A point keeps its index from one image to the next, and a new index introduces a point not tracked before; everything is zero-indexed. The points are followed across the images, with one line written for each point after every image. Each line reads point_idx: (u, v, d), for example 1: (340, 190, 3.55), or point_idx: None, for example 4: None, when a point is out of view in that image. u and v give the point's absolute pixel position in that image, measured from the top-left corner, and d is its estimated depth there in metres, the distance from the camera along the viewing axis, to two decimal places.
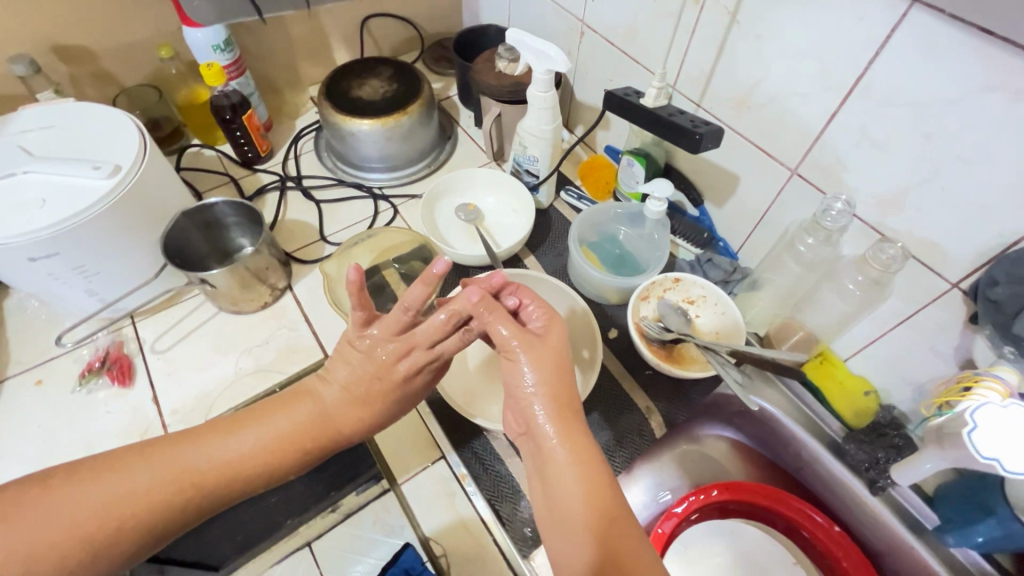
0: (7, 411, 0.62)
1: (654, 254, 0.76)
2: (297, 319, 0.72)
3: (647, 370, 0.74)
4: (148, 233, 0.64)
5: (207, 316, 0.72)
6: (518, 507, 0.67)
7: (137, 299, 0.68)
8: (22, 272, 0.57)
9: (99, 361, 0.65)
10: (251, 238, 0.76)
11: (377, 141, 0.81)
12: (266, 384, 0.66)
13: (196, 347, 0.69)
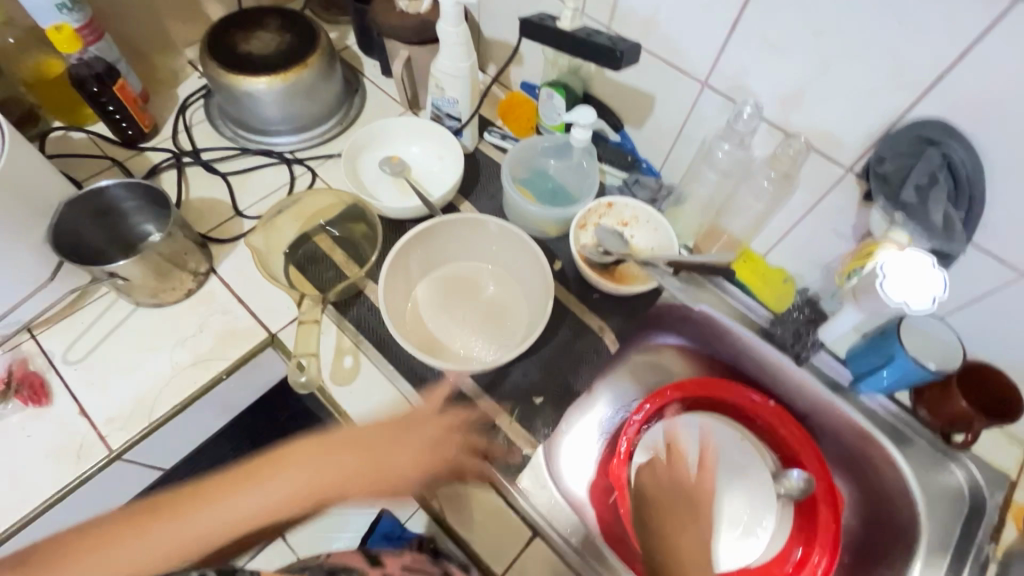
0: None
1: (585, 184, 0.75)
2: (228, 302, 0.67)
3: (595, 294, 0.73)
4: (30, 230, 0.56)
5: (123, 315, 0.65)
6: (497, 440, 0.63)
7: (35, 306, 0.60)
8: None
9: (3, 383, 0.59)
10: (149, 221, 0.66)
11: (278, 101, 0.74)
12: (209, 373, 0.62)
13: (117, 348, 0.63)
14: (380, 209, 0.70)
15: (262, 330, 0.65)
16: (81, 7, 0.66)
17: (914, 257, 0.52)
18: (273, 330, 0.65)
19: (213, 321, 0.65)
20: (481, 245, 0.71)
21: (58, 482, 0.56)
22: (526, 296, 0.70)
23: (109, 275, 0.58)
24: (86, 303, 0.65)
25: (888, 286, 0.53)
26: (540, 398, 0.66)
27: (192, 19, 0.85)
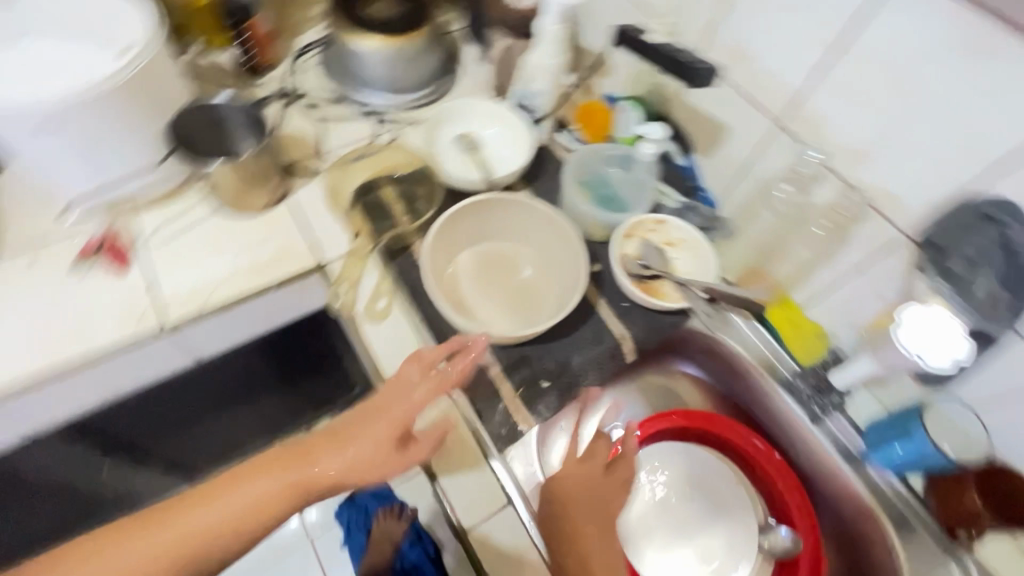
0: (14, 285, 0.66)
1: (640, 197, 0.78)
2: (289, 227, 0.73)
3: (624, 302, 0.72)
4: (153, 121, 0.66)
5: (203, 214, 0.72)
6: (496, 408, 0.66)
7: (139, 186, 0.70)
8: (35, 144, 0.60)
9: (95, 246, 0.68)
10: (231, 134, 0.70)
11: (384, 62, 0.81)
12: (263, 281, 0.70)
13: (191, 241, 0.71)
14: (446, 177, 0.76)
15: (312, 257, 0.71)
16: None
17: (930, 311, 0.54)
18: (324, 259, 0.72)
19: (273, 239, 0.72)
20: (528, 234, 0.75)
21: (117, 337, 0.65)
22: (557, 288, 0.72)
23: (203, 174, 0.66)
24: (177, 195, 0.73)
25: (903, 336, 0.55)
26: (545, 383, 0.68)
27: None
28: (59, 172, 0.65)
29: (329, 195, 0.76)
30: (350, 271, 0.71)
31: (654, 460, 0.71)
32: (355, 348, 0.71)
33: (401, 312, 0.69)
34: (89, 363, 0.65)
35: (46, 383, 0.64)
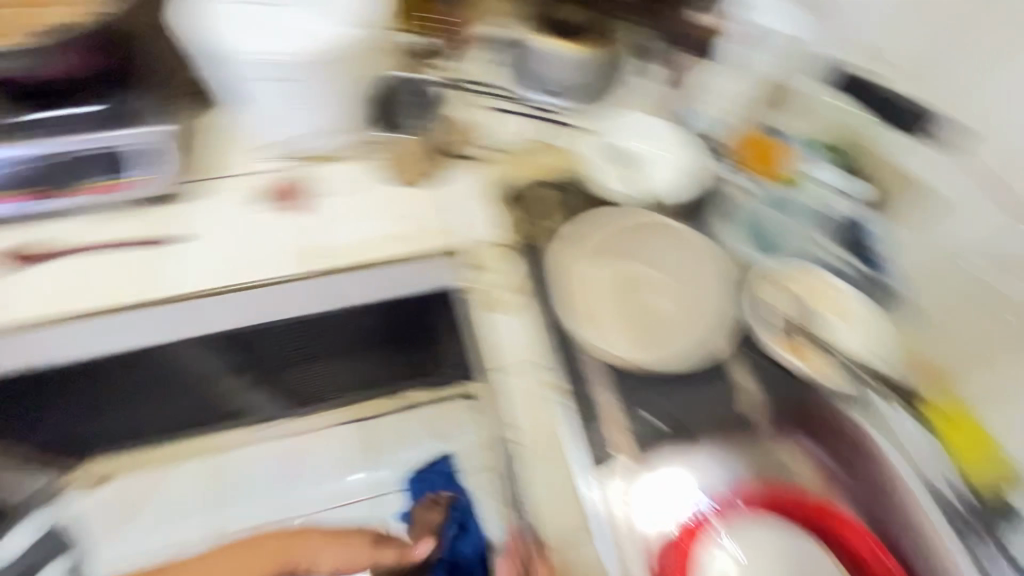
0: (193, 207, 0.72)
1: (798, 247, 0.72)
2: (432, 204, 0.74)
3: (765, 360, 0.68)
4: (351, 83, 0.69)
5: (360, 174, 0.75)
6: (601, 435, 0.62)
7: (324, 142, 0.75)
8: (264, 87, 0.67)
9: (271, 188, 0.74)
10: (411, 110, 0.77)
11: (564, 61, 0.78)
12: (406, 250, 0.71)
13: (348, 199, 0.74)
14: (607, 188, 0.75)
15: (445, 238, 0.72)
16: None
17: None
18: (465, 243, 0.71)
19: (416, 213, 0.73)
20: (681, 269, 0.72)
21: (274, 275, 0.70)
22: (702, 324, 0.69)
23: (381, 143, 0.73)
24: (342, 151, 0.76)
25: None
26: (661, 423, 0.64)
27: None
28: (266, 113, 0.71)
29: (473, 180, 0.75)
30: (483, 259, 0.71)
31: (744, 540, 0.60)
32: (468, 335, 0.71)
33: (529, 313, 0.68)
34: (243, 291, 0.69)
35: (201, 301, 0.69)
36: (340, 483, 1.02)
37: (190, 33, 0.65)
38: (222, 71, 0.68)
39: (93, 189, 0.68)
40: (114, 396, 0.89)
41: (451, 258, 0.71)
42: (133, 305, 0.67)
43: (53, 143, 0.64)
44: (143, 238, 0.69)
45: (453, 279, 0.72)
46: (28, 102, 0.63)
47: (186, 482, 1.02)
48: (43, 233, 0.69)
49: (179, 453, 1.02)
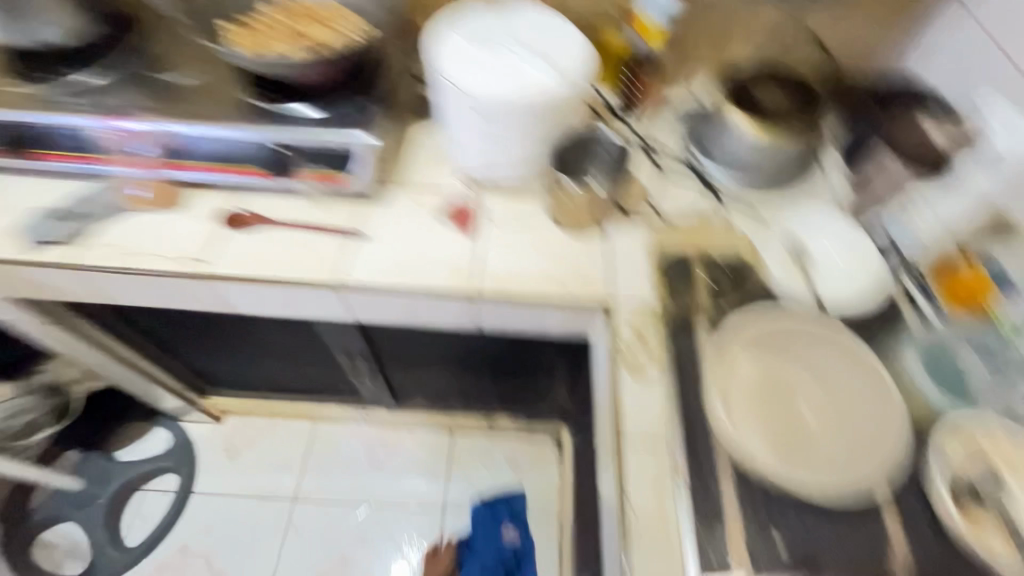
0: (383, 210, 0.79)
1: (1001, 400, 0.67)
2: (599, 257, 0.75)
3: (929, 522, 0.60)
4: (545, 131, 0.72)
5: (537, 212, 0.79)
6: (717, 540, 0.58)
7: (505, 177, 0.78)
8: (465, 119, 0.71)
9: (451, 209, 0.79)
10: (601, 171, 0.77)
11: (753, 145, 0.77)
12: (557, 294, 0.73)
13: (520, 233, 0.78)
14: (772, 277, 0.73)
15: (607, 293, 0.72)
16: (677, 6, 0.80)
17: None
18: (617, 301, 0.72)
19: (584, 261, 0.75)
20: (849, 400, 0.66)
21: (438, 286, 0.74)
22: (863, 466, 0.61)
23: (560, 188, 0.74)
24: (522, 189, 0.80)
25: None
26: (787, 551, 0.58)
27: (747, 35, 0.89)
28: (463, 143, 0.75)
29: (645, 242, 0.76)
30: (641, 323, 0.71)
31: None
32: (605, 394, 0.70)
33: (667, 390, 0.66)
34: (407, 294, 0.74)
35: (368, 293, 0.75)
36: (422, 482, 1.34)
37: (424, 62, 0.72)
38: (439, 97, 0.74)
39: (304, 176, 0.76)
40: (268, 348, 1.06)
41: (609, 313, 0.71)
42: (308, 283, 0.74)
43: (284, 134, 0.74)
44: (336, 228, 0.78)
45: (606, 334, 0.71)
46: (282, 96, 0.77)
47: (290, 442, 1.37)
48: (255, 203, 0.79)
49: (289, 414, 1.38)
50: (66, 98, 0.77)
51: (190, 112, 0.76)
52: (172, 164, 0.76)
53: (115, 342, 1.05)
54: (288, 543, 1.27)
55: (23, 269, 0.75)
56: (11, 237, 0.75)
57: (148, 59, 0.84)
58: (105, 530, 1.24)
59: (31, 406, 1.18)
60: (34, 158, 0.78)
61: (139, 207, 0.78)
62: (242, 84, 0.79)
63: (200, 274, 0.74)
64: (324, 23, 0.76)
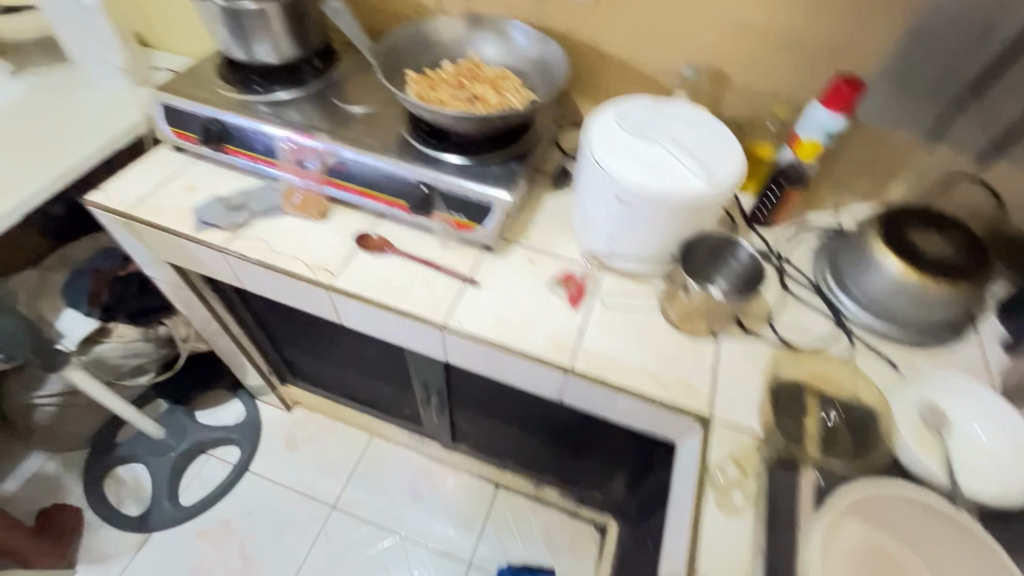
0: (502, 264, 0.82)
1: None
2: (706, 365, 0.72)
3: None
4: (680, 229, 0.71)
5: (648, 304, 0.78)
6: None
7: (624, 262, 0.78)
8: (602, 200, 0.72)
9: (566, 279, 0.79)
10: (729, 276, 0.74)
11: (899, 288, 0.71)
12: (653, 390, 0.70)
13: (628, 319, 0.77)
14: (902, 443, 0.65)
15: (706, 405, 0.69)
16: (842, 128, 0.78)
17: None
18: (716, 415, 0.68)
19: (689, 366, 0.72)
20: None
21: (536, 350, 0.73)
22: None
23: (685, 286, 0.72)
24: (639, 276, 0.80)
25: None
26: None
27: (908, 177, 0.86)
28: (593, 221, 0.76)
29: (758, 364, 0.72)
30: (739, 447, 0.66)
31: None
32: (682, 512, 0.65)
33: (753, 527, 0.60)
34: (503, 352, 0.74)
35: (466, 340, 0.75)
36: (453, 530, 1.32)
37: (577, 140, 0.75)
38: (582, 174, 0.75)
39: (439, 218, 0.81)
40: (354, 359, 1.12)
41: (705, 428, 0.68)
42: (412, 316, 0.76)
43: (435, 175, 0.79)
44: (454, 270, 0.81)
45: (697, 450, 0.67)
46: (440, 143, 0.83)
47: (344, 449, 1.42)
48: (388, 231, 0.84)
49: (351, 421, 1.43)
50: (264, 110, 0.88)
51: (358, 139, 0.84)
52: (329, 182, 0.84)
53: (230, 321, 1.15)
54: (316, 547, 1.28)
55: (185, 243, 0.84)
56: (185, 214, 0.85)
57: (336, 87, 0.95)
58: (167, 482, 1.31)
59: (147, 352, 1.32)
60: (221, 152, 0.88)
61: (290, 212, 0.85)
62: (407, 124, 0.87)
63: (323, 283, 0.79)
64: (492, 90, 0.83)
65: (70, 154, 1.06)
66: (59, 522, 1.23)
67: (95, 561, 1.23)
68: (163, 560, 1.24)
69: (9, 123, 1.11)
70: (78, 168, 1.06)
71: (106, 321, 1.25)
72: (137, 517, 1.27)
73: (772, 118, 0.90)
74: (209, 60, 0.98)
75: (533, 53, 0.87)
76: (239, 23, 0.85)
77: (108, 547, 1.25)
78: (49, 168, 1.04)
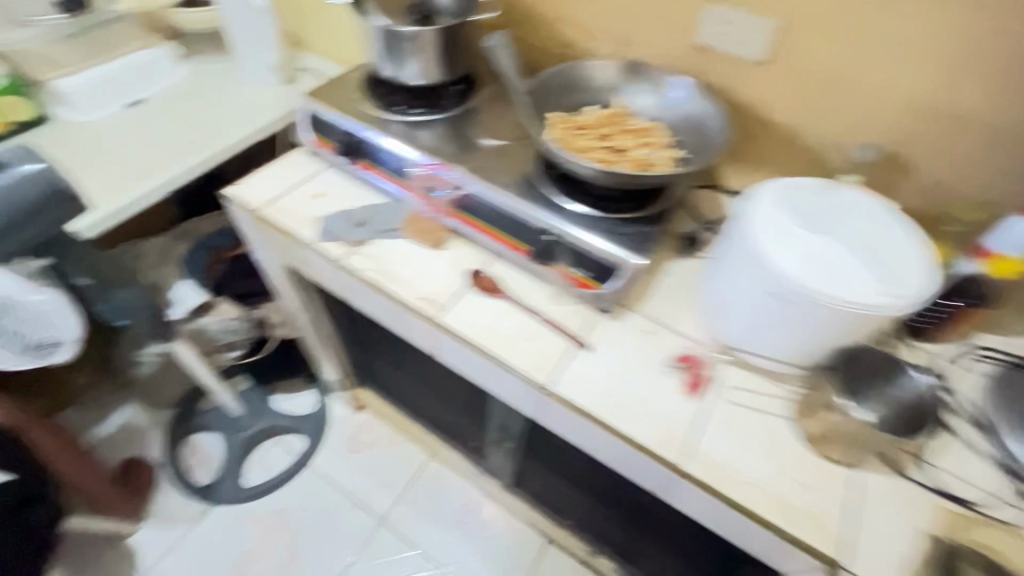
0: (616, 330, 0.76)
1: None
2: (839, 497, 0.63)
3: None
4: (839, 338, 0.62)
5: (774, 409, 0.69)
6: None
7: (759, 358, 0.70)
8: (751, 290, 0.65)
9: (687, 363, 0.73)
10: (885, 411, 0.64)
11: None
12: (774, 515, 0.61)
13: (747, 420, 0.69)
14: None
15: (836, 547, 0.60)
16: None
17: None
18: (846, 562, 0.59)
19: (818, 495, 0.63)
20: None
21: (644, 438, 0.67)
22: None
23: (827, 403, 0.64)
24: (770, 374, 0.72)
25: None
26: None
27: None
28: (728, 306, 0.70)
29: (906, 512, 0.62)
30: None
31: None
32: None
33: None
34: (606, 431, 0.67)
35: (566, 409, 0.70)
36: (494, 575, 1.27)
37: (732, 218, 0.68)
38: (728, 255, 0.69)
39: (558, 270, 0.77)
40: (434, 383, 1.10)
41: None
42: (516, 372, 0.72)
43: (562, 226, 0.75)
44: (564, 327, 0.76)
45: None
46: (572, 192, 0.79)
47: (402, 463, 1.41)
48: (499, 272, 0.81)
49: (415, 436, 1.42)
50: (397, 128, 0.89)
51: (489, 173, 0.82)
52: (453, 214, 0.82)
53: (323, 322, 1.17)
54: (360, 558, 1.28)
55: (304, 249, 0.85)
56: (311, 221, 0.86)
57: (473, 114, 0.93)
58: (237, 459, 1.36)
59: (242, 331, 1.34)
60: (354, 166, 0.89)
61: (407, 235, 0.84)
62: (540, 163, 0.83)
63: (429, 318, 0.77)
64: (638, 146, 0.78)
65: (216, 141, 1.13)
66: (137, 478, 1.30)
67: (159, 522, 1.29)
68: (218, 537, 1.28)
69: (171, 104, 1.20)
70: (220, 154, 1.12)
71: (214, 297, 1.30)
72: (203, 487, 1.32)
73: (953, 219, 0.78)
74: (357, 71, 1.00)
75: (687, 111, 0.81)
76: (397, 45, 0.85)
77: (173, 511, 1.30)
78: (197, 151, 1.11)
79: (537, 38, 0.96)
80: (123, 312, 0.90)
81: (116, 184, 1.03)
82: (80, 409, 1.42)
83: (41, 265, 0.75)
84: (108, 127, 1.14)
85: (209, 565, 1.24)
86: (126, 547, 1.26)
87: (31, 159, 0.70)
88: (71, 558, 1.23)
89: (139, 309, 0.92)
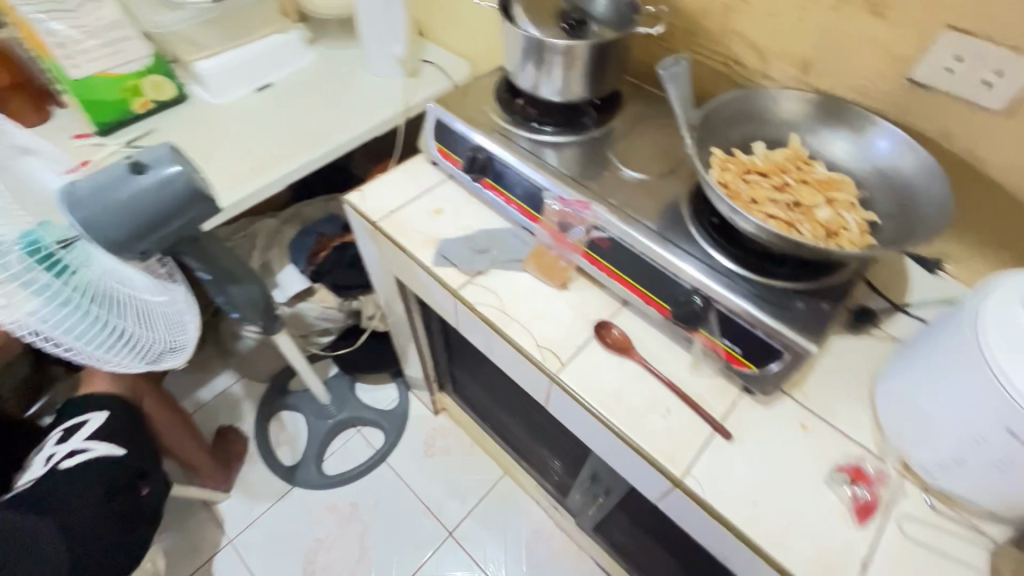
0: (764, 420, 0.64)
1: None
2: None
3: None
4: None
5: (967, 557, 0.56)
6: None
7: (958, 492, 0.56)
8: (973, 417, 0.51)
9: (859, 481, 0.59)
10: None
11: None
12: None
13: (933, 569, 0.55)
14: None
15: None
16: None
17: None
18: None
19: None
20: None
21: (796, 567, 0.55)
22: None
23: None
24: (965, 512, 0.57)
25: None
26: None
27: None
28: (930, 425, 0.55)
29: None
30: None
31: None
32: None
33: None
34: (749, 549, 0.57)
35: (700, 509, 0.60)
36: None
37: (960, 321, 0.53)
38: (940, 361, 0.54)
39: (703, 337, 0.66)
40: (526, 413, 1.03)
41: None
42: (641, 454, 0.62)
43: (718, 290, 0.63)
44: (702, 408, 0.65)
45: None
46: (730, 246, 0.66)
47: (474, 476, 1.38)
48: (628, 325, 0.72)
49: (490, 451, 1.38)
50: (524, 145, 0.80)
51: (632, 212, 0.71)
52: (584, 254, 0.73)
53: (419, 329, 1.14)
54: (425, 567, 1.26)
55: (419, 271, 0.80)
56: (429, 241, 0.81)
57: (613, 137, 0.83)
58: (319, 445, 1.39)
59: (337, 319, 1.37)
60: (477, 183, 0.83)
61: (528, 267, 0.77)
62: (689, 204, 0.72)
63: (546, 371, 0.69)
64: (825, 203, 0.64)
65: (336, 134, 1.10)
66: (229, 449, 1.36)
67: (245, 494, 1.34)
68: (296, 519, 1.31)
69: (296, 90, 1.19)
70: (337, 148, 1.09)
71: (313, 282, 1.31)
72: (287, 468, 1.36)
73: None
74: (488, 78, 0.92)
75: (892, 165, 0.66)
76: (542, 55, 0.76)
77: (258, 486, 1.35)
78: (315, 142, 1.09)
79: (697, 53, 0.84)
80: (237, 306, 0.91)
81: (241, 171, 1.03)
82: (185, 372, 1.50)
83: (158, 258, 0.77)
84: (237, 111, 1.14)
85: (285, 546, 1.28)
86: (215, 512, 1.32)
87: (167, 158, 0.67)
88: (168, 514, 1.31)
89: (249, 304, 0.92)
